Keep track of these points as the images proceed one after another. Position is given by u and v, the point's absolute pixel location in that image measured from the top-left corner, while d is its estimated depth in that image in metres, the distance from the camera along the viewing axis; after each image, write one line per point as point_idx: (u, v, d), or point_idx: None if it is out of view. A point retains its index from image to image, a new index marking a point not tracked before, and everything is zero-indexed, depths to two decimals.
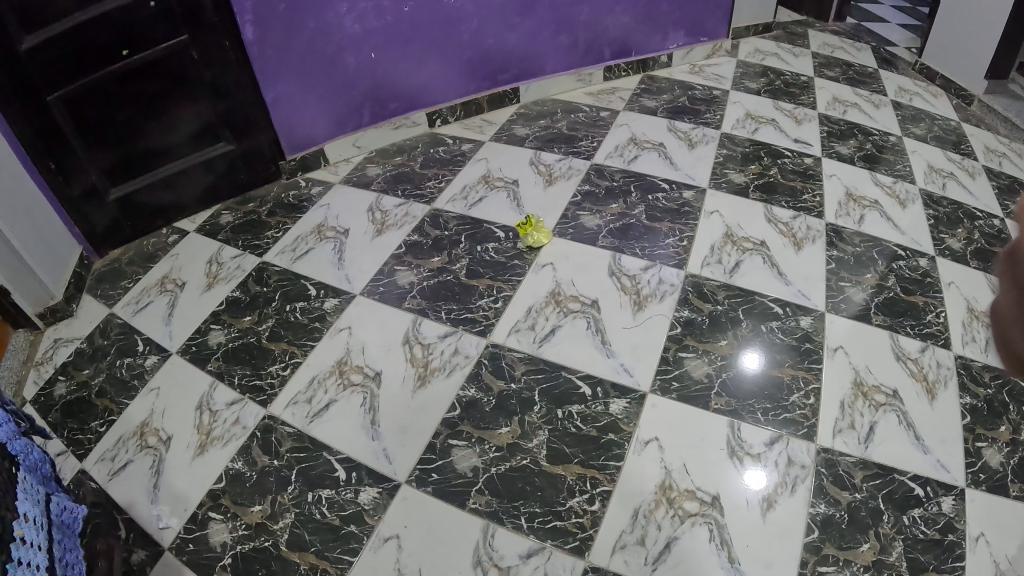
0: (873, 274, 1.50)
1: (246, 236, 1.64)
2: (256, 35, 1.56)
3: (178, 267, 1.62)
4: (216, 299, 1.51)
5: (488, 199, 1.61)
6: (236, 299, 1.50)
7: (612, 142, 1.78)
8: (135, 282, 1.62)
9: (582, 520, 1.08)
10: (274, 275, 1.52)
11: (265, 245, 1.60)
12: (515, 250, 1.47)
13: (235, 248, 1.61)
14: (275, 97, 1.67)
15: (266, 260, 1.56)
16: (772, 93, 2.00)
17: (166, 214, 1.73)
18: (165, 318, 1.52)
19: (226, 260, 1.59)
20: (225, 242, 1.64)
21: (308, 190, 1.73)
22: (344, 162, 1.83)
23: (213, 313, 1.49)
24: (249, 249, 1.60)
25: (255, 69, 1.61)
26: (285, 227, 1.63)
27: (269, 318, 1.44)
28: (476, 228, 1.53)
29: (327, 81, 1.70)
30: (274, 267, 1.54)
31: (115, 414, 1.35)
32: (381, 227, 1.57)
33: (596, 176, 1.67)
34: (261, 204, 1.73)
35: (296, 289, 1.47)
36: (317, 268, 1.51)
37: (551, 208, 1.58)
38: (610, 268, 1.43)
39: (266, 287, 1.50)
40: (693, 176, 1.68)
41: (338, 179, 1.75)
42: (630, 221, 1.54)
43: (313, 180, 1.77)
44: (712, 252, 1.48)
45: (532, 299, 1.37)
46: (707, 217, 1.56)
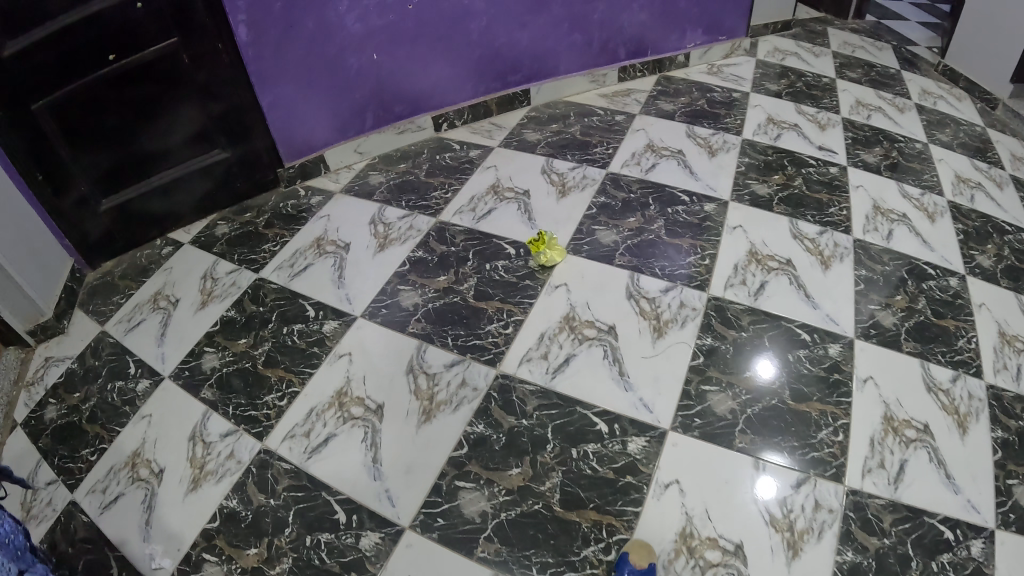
0: (903, 296, 1.41)
1: (242, 249, 1.56)
2: (250, 37, 1.46)
3: (172, 282, 1.54)
4: (211, 319, 1.44)
5: (497, 211, 1.52)
6: (231, 320, 1.42)
7: (629, 149, 1.69)
8: (127, 297, 1.54)
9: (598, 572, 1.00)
10: (271, 294, 1.43)
11: (261, 260, 1.51)
12: (527, 269, 1.38)
13: (231, 263, 1.53)
14: (273, 102, 1.57)
15: (262, 276, 1.48)
16: (794, 95, 1.89)
17: (160, 224, 1.64)
18: (158, 338, 1.45)
19: (221, 275, 1.51)
20: (220, 255, 1.56)
21: (307, 199, 1.64)
22: (345, 168, 1.73)
23: (208, 334, 1.42)
24: (245, 264, 1.52)
25: (250, 72, 1.51)
26: (282, 240, 1.55)
27: (265, 342, 1.36)
28: (483, 245, 1.44)
29: (327, 84, 1.60)
30: (271, 284, 1.45)
31: (106, 442, 1.28)
32: (383, 241, 1.49)
33: (609, 187, 1.58)
34: (258, 214, 1.64)
35: (293, 310, 1.39)
36: (315, 286, 1.42)
37: (563, 222, 1.48)
38: (628, 290, 1.33)
39: (262, 307, 1.42)
40: (714, 188, 1.58)
41: (339, 188, 1.66)
42: (649, 237, 1.45)
43: (312, 188, 1.68)
44: (736, 272, 1.39)
45: (545, 324, 1.28)
46: (729, 232, 1.47)
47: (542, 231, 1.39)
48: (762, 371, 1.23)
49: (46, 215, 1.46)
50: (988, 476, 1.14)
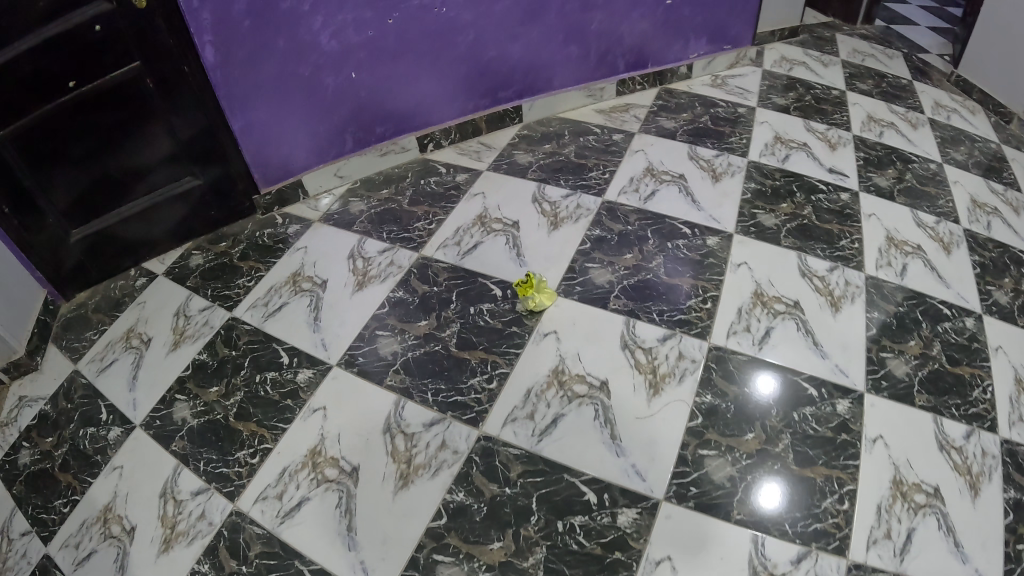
0: (918, 341, 1.31)
1: (217, 282, 1.47)
2: (218, 58, 1.34)
3: (145, 318, 1.46)
4: (184, 361, 1.36)
5: (484, 245, 1.44)
6: (203, 364, 1.34)
7: (627, 173, 1.60)
8: (101, 332, 1.46)
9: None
10: (244, 337, 1.35)
11: (236, 296, 1.43)
12: (514, 314, 1.29)
13: (205, 298, 1.45)
14: (245, 126, 1.46)
15: (236, 315, 1.40)
16: (803, 110, 1.80)
17: (134, 253, 1.54)
18: (129, 381, 1.36)
19: (194, 313, 1.43)
20: (194, 289, 1.48)
21: (284, 228, 1.55)
22: (325, 194, 1.63)
23: (180, 379, 1.33)
24: (218, 301, 1.43)
25: (219, 96, 1.39)
26: (257, 274, 1.47)
27: (238, 391, 1.28)
28: (467, 284, 1.36)
29: (304, 107, 1.49)
30: (244, 325, 1.38)
31: (79, 493, 1.21)
32: (362, 279, 1.40)
33: (603, 219, 1.49)
34: (234, 243, 1.55)
35: (268, 355, 1.31)
36: (290, 329, 1.34)
37: (556, 258, 1.40)
38: (622, 339, 1.24)
39: (235, 351, 1.34)
40: (717, 218, 1.49)
41: (318, 216, 1.57)
42: (647, 276, 1.36)
43: (290, 214, 1.59)
44: (740, 317, 1.29)
45: (532, 379, 1.19)
46: (733, 270, 1.38)
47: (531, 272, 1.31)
48: (760, 386, 1.20)
49: (15, 248, 1.37)
50: (998, 544, 1.06)
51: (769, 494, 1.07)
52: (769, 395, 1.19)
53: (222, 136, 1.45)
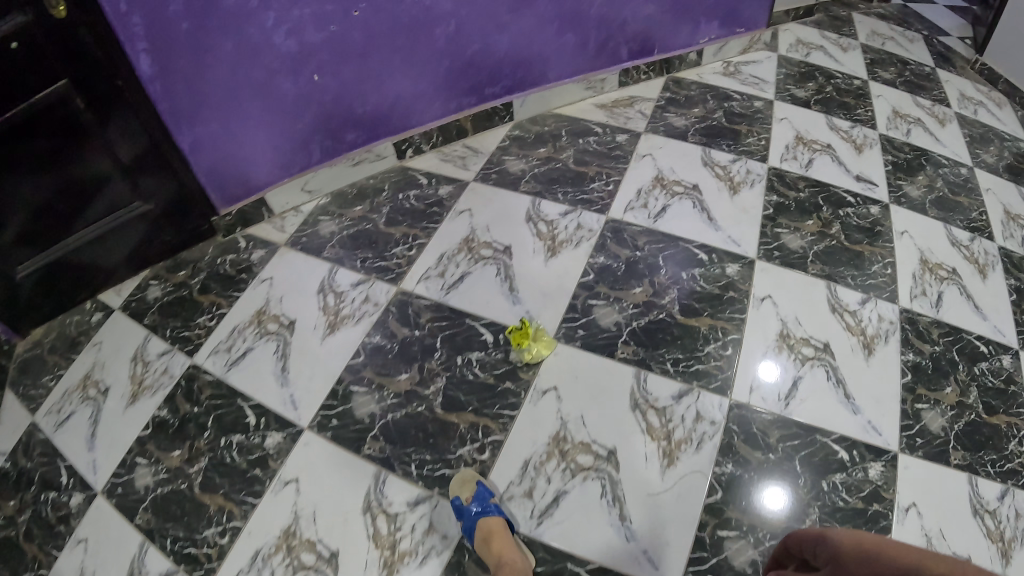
0: (954, 388, 1.18)
1: (175, 321, 1.30)
2: (156, 68, 1.13)
3: (103, 362, 1.28)
4: (144, 418, 1.20)
5: (471, 276, 1.28)
6: (164, 423, 1.18)
7: (635, 184, 1.43)
8: (57, 378, 1.27)
9: (461, 472, 1.03)
10: (205, 391, 1.20)
11: (196, 338, 1.27)
12: (509, 367, 1.14)
13: (163, 340, 1.28)
14: (194, 142, 1.25)
15: (197, 362, 1.24)
16: (823, 104, 1.63)
17: (87, 285, 1.35)
18: (88, 440, 1.19)
19: (153, 357, 1.26)
20: (152, 328, 1.30)
21: (248, 254, 1.38)
22: (293, 211, 1.45)
23: (140, 440, 1.17)
24: (178, 343, 1.27)
25: (162, 110, 1.18)
26: (218, 310, 1.30)
27: (202, 456, 1.14)
28: (454, 327, 1.20)
29: (260, 116, 1.28)
30: (206, 375, 1.22)
31: (43, 570, 1.06)
32: (334, 320, 1.24)
33: (606, 242, 1.33)
34: (193, 273, 1.37)
35: (233, 415, 1.16)
36: (256, 381, 1.19)
37: (556, 293, 1.24)
38: (631, 398, 1.10)
39: (198, 407, 1.19)
40: (735, 239, 1.33)
41: (285, 238, 1.39)
42: (660, 316, 1.20)
43: (253, 235, 1.41)
44: (762, 366, 1.15)
45: (530, 448, 1.06)
46: (756, 307, 1.22)
47: (525, 320, 1.16)
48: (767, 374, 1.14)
49: None
50: None
51: (773, 501, 1.02)
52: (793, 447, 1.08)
53: (171, 155, 1.25)
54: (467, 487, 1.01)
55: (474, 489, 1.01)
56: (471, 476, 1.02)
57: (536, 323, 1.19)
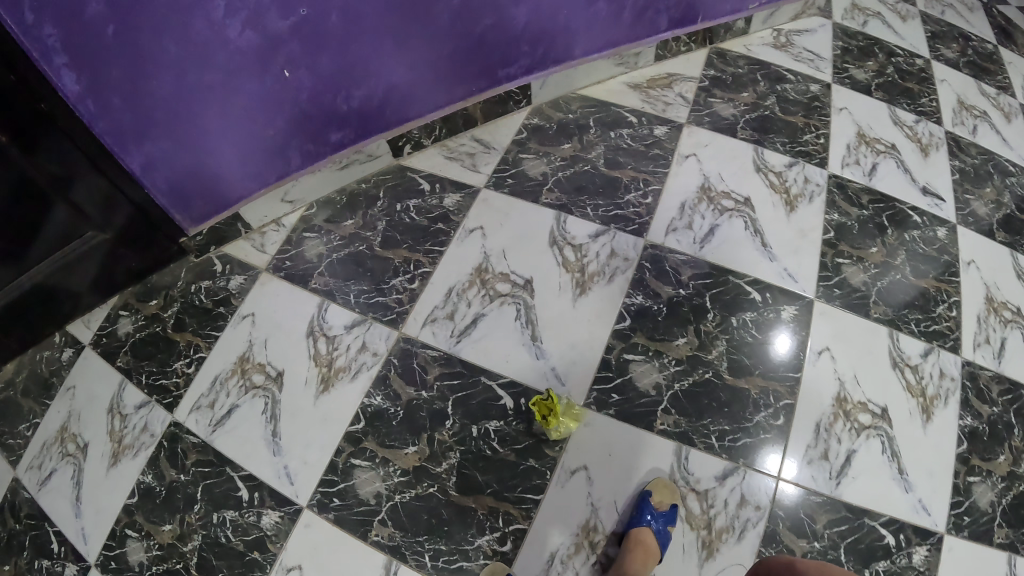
0: (1007, 456, 1.06)
1: (151, 365, 1.19)
2: (83, 85, 0.87)
3: (79, 412, 1.15)
4: (129, 484, 1.08)
5: (489, 318, 1.13)
6: (150, 491, 1.07)
7: (679, 195, 1.29)
8: (33, 427, 1.15)
9: (491, 563, 0.95)
10: (190, 456, 1.09)
11: (175, 388, 1.16)
12: (533, 441, 1.02)
13: (139, 389, 1.16)
14: (147, 163, 1.03)
15: (179, 418, 1.13)
16: (886, 89, 1.46)
17: (51, 320, 1.20)
18: (74, 505, 1.08)
19: (132, 411, 1.14)
20: (126, 373, 1.18)
21: (225, 281, 1.27)
22: (272, 225, 1.32)
23: (127, 510, 1.06)
24: (156, 393, 1.16)
25: (98, 132, 0.95)
26: (196, 354, 1.19)
27: (195, 534, 1.03)
28: (469, 388, 1.07)
29: (225, 128, 1.04)
30: (190, 437, 1.11)
31: None
32: (326, 373, 1.12)
33: (645, 277, 1.19)
34: (165, 304, 1.25)
35: (223, 487, 1.06)
36: (243, 444, 1.09)
37: (591, 341, 1.11)
38: (667, 480, 0.99)
39: (185, 476, 1.08)
40: (792, 273, 1.20)
41: (265, 260, 1.28)
42: (706, 375, 1.09)
43: (228, 254, 1.29)
44: (814, 438, 1.04)
45: (557, 539, 0.97)
46: (813, 362, 1.10)
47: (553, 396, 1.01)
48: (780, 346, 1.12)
49: None
50: None
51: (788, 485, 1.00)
52: (838, 532, 0.98)
53: (119, 178, 1.03)
54: None
55: None
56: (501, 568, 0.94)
57: (565, 396, 1.06)
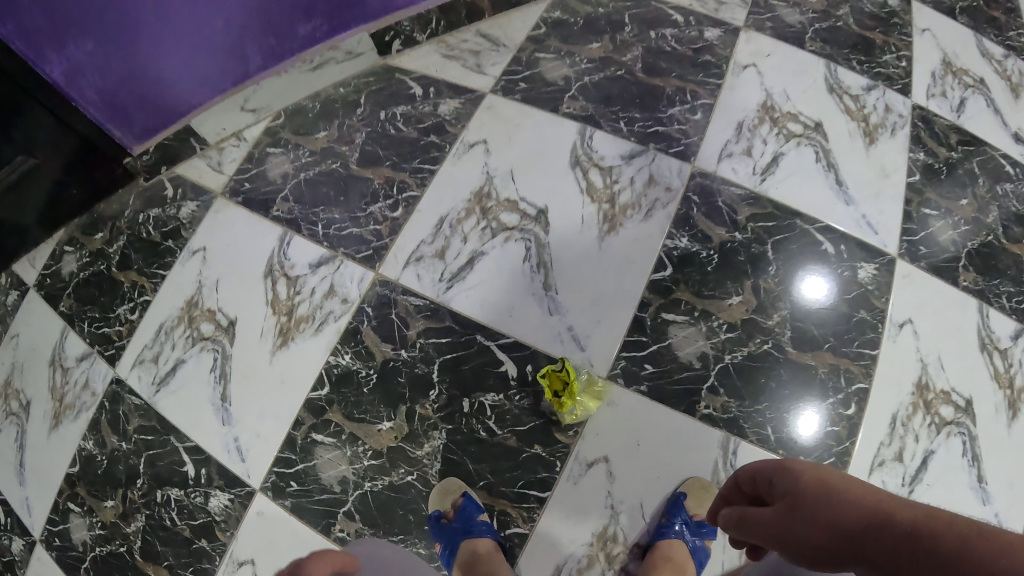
0: None
1: (93, 310, 1.03)
2: None
3: (21, 364, 1.03)
4: (70, 450, 0.97)
5: (490, 258, 0.88)
6: (91, 460, 0.96)
7: (734, 114, 1.01)
8: None
9: (444, 481, 0.81)
10: (132, 421, 0.96)
11: (117, 338, 1.01)
12: (539, 426, 0.83)
13: (82, 339, 1.02)
14: (71, 71, 0.85)
15: (122, 375, 0.99)
16: (971, 14, 1.12)
17: None
18: (18, 471, 0.98)
19: (74, 364, 1.01)
20: (69, 320, 1.03)
21: (178, 208, 1.06)
22: (234, 139, 1.07)
23: (70, 480, 0.96)
24: (99, 344, 1.01)
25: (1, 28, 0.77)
26: (142, 298, 1.02)
27: (139, 514, 0.92)
28: (461, 349, 0.84)
29: (163, 24, 0.83)
30: (134, 399, 0.97)
31: None
32: (286, 322, 0.89)
33: (691, 213, 0.94)
34: (111, 238, 1.07)
35: (167, 460, 0.93)
36: (191, 408, 0.93)
37: (619, 294, 0.87)
38: (710, 481, 0.82)
39: (126, 444, 0.95)
40: (871, 221, 0.95)
41: (224, 183, 1.05)
42: (765, 347, 0.88)
43: (181, 174, 1.07)
44: (889, 434, 0.86)
45: (565, 550, 0.80)
46: (892, 337, 0.89)
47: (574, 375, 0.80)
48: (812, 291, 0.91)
49: None
50: None
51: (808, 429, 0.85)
52: None
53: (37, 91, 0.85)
54: (448, 499, 0.80)
55: (455, 502, 0.80)
56: (456, 485, 0.81)
57: (586, 371, 0.84)
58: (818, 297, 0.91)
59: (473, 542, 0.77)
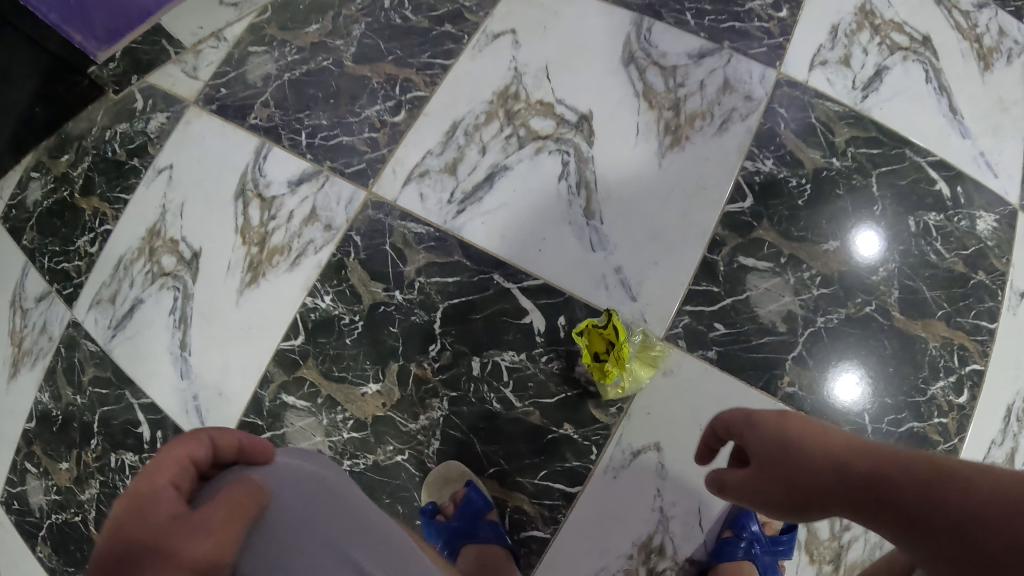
0: None
1: (53, 243, 0.84)
2: None
3: None
4: (26, 404, 0.81)
5: (514, 176, 0.68)
6: (47, 416, 0.79)
7: (830, 11, 0.75)
8: None
9: (442, 466, 0.64)
10: (87, 371, 0.78)
11: (76, 274, 0.82)
12: (568, 399, 0.64)
13: (40, 278, 0.84)
14: None
15: (79, 317, 0.81)
16: None
17: None
18: None
19: (33, 304, 0.83)
20: (29, 253, 0.85)
21: (147, 120, 0.85)
22: (213, 40, 0.86)
23: (26, 438, 0.80)
24: (56, 282, 0.83)
25: None
26: (104, 228, 0.83)
27: (93, 480, 0.77)
28: (473, 293, 0.66)
29: None
30: (90, 346, 0.79)
31: None
32: (259, 253, 0.71)
33: (776, 129, 0.71)
34: (75, 159, 0.86)
35: (121, 419, 0.76)
36: (152, 357, 0.77)
37: (683, 227, 0.66)
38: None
39: (82, 399, 0.78)
40: (989, 159, 0.70)
41: (199, 88, 0.84)
42: (868, 310, 0.67)
43: (152, 82, 0.86)
44: (1001, 431, 0.64)
45: (596, 562, 0.62)
46: (1015, 309, 0.67)
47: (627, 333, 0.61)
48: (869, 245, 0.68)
49: None
50: None
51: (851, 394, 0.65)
52: None
53: None
54: (449, 490, 0.64)
55: (456, 493, 0.64)
56: (458, 472, 0.64)
57: (639, 326, 0.64)
58: (873, 245, 0.68)
59: (480, 546, 0.61)
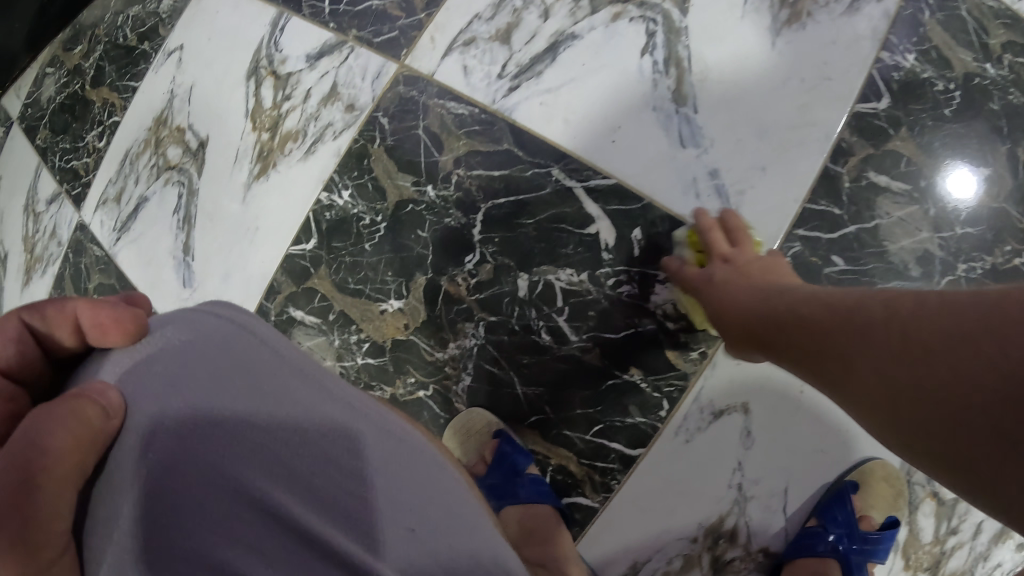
0: None
1: (65, 140, 0.75)
2: None
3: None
4: None
5: (582, 48, 0.54)
6: None
7: None
8: None
9: (469, 412, 0.54)
10: (92, 277, 0.69)
11: (85, 172, 0.73)
12: (631, 338, 0.51)
13: (52, 177, 0.75)
14: None
15: (87, 218, 0.71)
16: None
17: None
18: None
19: (45, 208, 0.75)
20: (43, 152, 0.76)
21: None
22: None
23: None
24: (66, 182, 0.74)
25: None
26: (112, 120, 0.72)
27: None
28: (525, 192, 0.53)
29: None
30: (95, 253, 0.70)
31: None
32: (273, 140, 0.60)
33: (919, 17, 0.52)
34: (88, 46, 0.75)
35: None
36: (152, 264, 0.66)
37: (802, 125, 0.52)
38: (895, 471, 0.50)
39: None
40: None
41: None
42: (1017, 263, 0.50)
43: None
44: None
45: (653, 542, 0.50)
46: None
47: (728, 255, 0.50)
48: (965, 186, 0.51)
49: None
50: None
51: None
52: None
53: None
54: (476, 441, 0.54)
55: (483, 445, 0.53)
56: (487, 421, 0.53)
57: None
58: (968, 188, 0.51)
59: (523, 508, 0.51)
